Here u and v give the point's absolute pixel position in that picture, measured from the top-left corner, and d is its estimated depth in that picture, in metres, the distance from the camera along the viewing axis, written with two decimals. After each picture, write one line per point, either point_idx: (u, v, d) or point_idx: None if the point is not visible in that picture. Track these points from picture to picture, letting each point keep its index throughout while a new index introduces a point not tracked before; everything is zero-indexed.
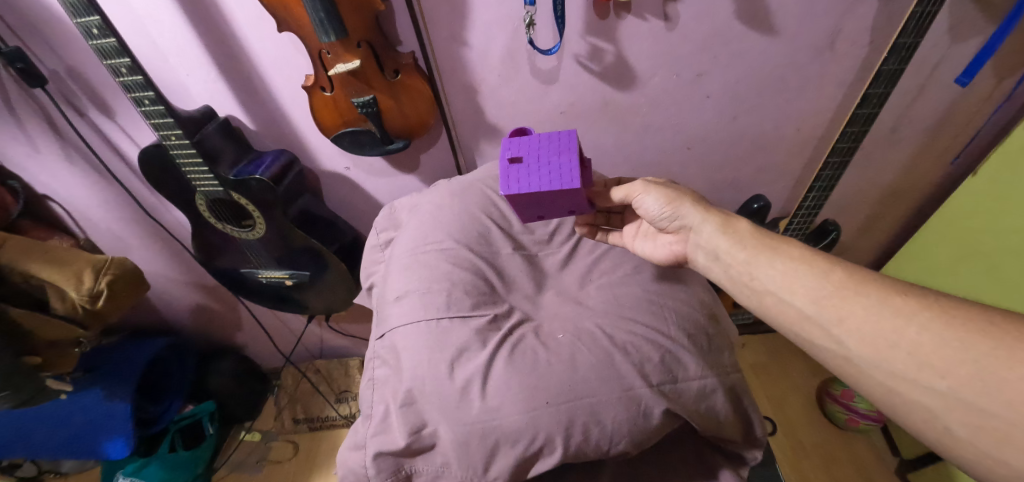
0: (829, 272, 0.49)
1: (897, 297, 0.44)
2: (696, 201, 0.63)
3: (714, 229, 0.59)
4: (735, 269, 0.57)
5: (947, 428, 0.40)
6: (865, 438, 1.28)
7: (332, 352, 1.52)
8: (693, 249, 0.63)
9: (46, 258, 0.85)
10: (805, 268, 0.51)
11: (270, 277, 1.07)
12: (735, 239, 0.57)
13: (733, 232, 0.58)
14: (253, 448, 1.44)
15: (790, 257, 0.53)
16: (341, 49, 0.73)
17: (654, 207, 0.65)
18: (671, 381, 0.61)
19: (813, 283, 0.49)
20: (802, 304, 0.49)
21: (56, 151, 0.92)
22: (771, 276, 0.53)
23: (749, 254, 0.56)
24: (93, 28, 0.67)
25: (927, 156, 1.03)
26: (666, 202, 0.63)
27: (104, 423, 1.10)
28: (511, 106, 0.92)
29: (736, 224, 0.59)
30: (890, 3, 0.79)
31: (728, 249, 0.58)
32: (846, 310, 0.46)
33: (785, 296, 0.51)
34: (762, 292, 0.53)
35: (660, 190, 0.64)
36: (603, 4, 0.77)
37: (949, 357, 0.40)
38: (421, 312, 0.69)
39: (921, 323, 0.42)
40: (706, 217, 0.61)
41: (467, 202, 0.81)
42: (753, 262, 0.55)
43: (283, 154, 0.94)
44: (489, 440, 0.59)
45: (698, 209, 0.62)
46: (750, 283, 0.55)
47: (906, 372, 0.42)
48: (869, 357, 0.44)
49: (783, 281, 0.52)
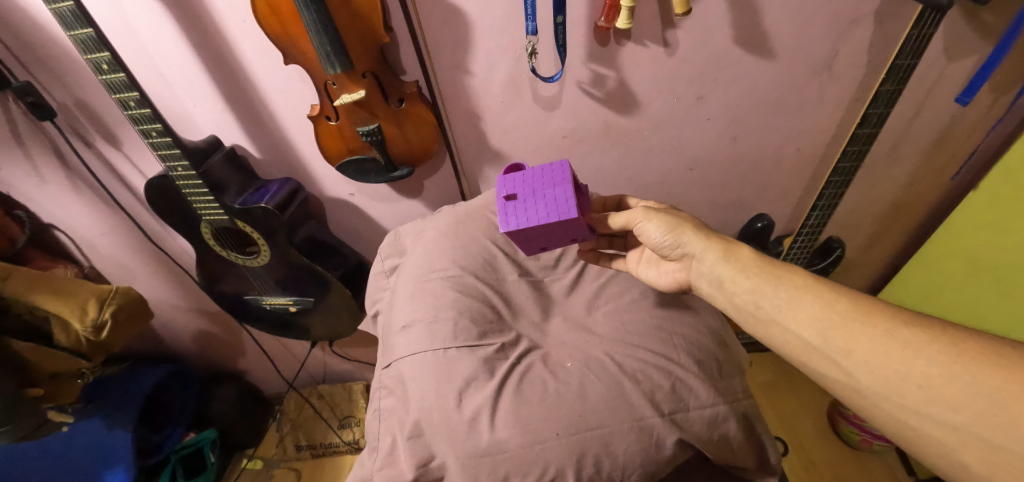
0: (834, 301, 0.49)
1: (904, 329, 0.44)
2: (697, 228, 0.62)
3: (716, 257, 0.58)
4: (739, 298, 0.56)
5: (962, 463, 0.39)
6: (879, 459, 1.25)
7: (336, 378, 1.51)
8: (696, 277, 0.61)
9: (51, 290, 0.85)
10: (809, 297, 0.51)
11: (275, 303, 1.07)
12: (738, 267, 0.56)
13: (736, 260, 0.57)
14: (254, 476, 1.41)
15: (794, 286, 0.52)
16: (346, 80, 0.74)
17: (656, 235, 0.63)
18: (683, 410, 0.60)
19: (820, 313, 0.49)
20: (810, 336, 0.49)
21: (63, 182, 0.93)
22: (776, 305, 0.52)
23: (753, 282, 0.55)
24: (103, 63, 0.68)
25: (929, 173, 1.03)
26: (668, 230, 0.62)
27: (102, 456, 1.08)
28: (514, 131, 0.93)
29: (738, 251, 0.58)
30: (886, 26, 0.81)
31: (730, 278, 0.57)
32: (853, 341, 0.46)
33: (792, 326, 0.50)
34: (768, 322, 0.53)
35: (661, 217, 0.63)
36: (604, 32, 0.79)
37: (961, 391, 0.39)
38: (428, 342, 0.68)
39: (931, 355, 0.41)
40: (708, 244, 0.59)
41: (472, 230, 0.81)
42: (759, 290, 0.54)
43: (288, 182, 0.95)
44: (499, 474, 0.57)
45: (700, 236, 0.60)
46: (755, 312, 0.54)
47: (918, 405, 0.41)
48: (880, 389, 0.43)
49: (789, 311, 0.51)
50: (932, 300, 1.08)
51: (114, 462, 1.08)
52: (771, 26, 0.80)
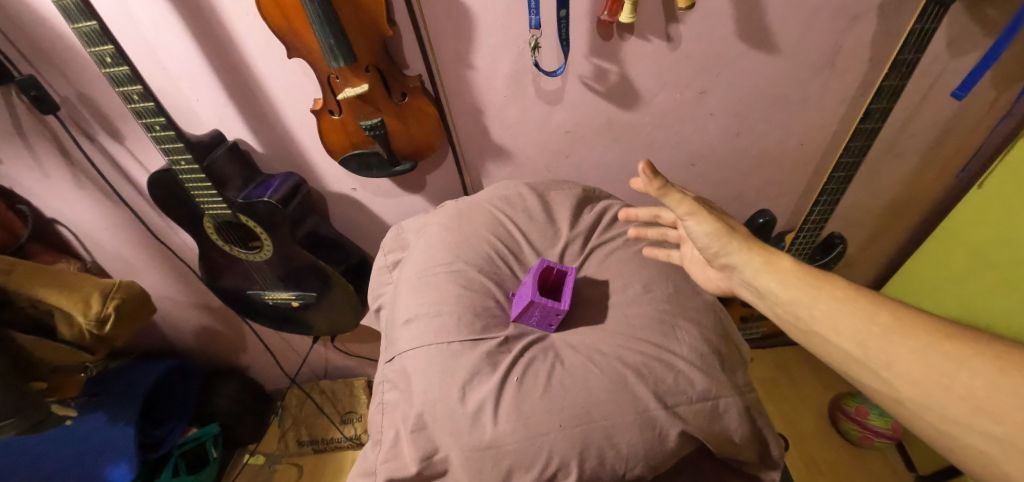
0: (874, 312, 0.46)
1: (946, 344, 0.42)
2: (742, 237, 0.56)
3: (759, 269, 0.53)
4: (782, 309, 0.51)
5: (1004, 475, 0.37)
6: (880, 455, 1.26)
7: (338, 373, 1.52)
8: (739, 286, 0.58)
9: (53, 284, 0.85)
10: (849, 308, 0.47)
11: (277, 298, 1.07)
12: (781, 280, 0.51)
13: (778, 272, 0.52)
14: (256, 471, 1.42)
15: (835, 297, 0.48)
16: (350, 74, 0.74)
17: (702, 237, 0.58)
18: (687, 402, 0.60)
19: (861, 326, 0.45)
20: (848, 346, 0.46)
21: (66, 176, 0.93)
22: (814, 316, 0.48)
23: (792, 293, 0.50)
24: (107, 57, 0.67)
25: (932, 169, 1.03)
26: (715, 236, 0.57)
27: (104, 449, 1.08)
28: (516, 126, 0.93)
29: (781, 262, 0.53)
30: (889, 21, 0.80)
31: (775, 289, 0.52)
32: (893, 353, 0.43)
33: (831, 337, 0.47)
34: (809, 333, 0.49)
35: (711, 220, 0.57)
36: (607, 26, 0.79)
37: (1005, 403, 0.37)
38: (431, 335, 0.68)
39: (975, 368, 0.39)
40: (750, 255, 0.55)
41: (476, 224, 0.82)
42: (798, 302, 0.49)
43: (291, 177, 0.95)
44: (503, 466, 0.58)
45: (743, 246, 0.55)
46: (796, 323, 0.50)
47: (958, 416, 0.39)
48: (920, 400, 0.41)
49: (829, 323, 0.47)
50: (933, 298, 1.08)
51: (117, 456, 1.08)
52: (774, 21, 0.80)
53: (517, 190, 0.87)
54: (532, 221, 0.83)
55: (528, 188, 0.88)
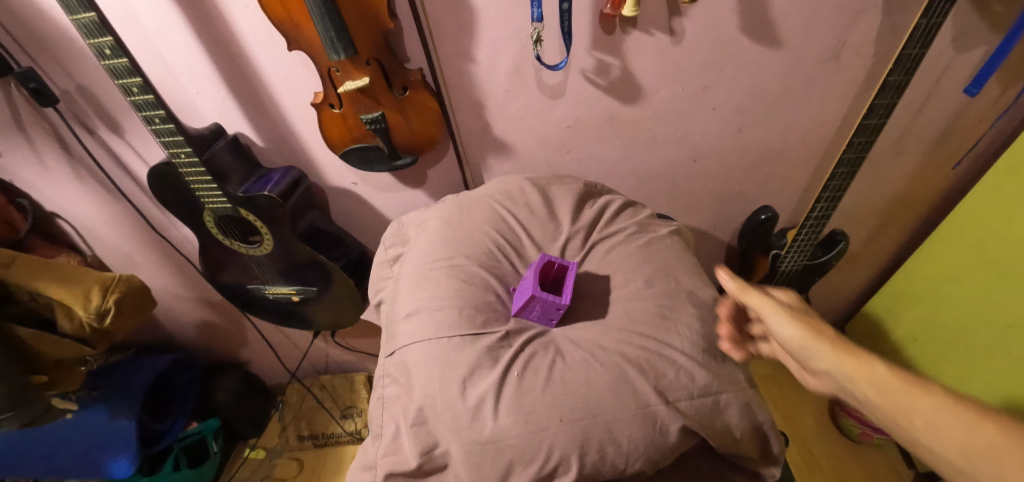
0: (977, 421, 0.43)
1: None
2: (833, 339, 0.55)
3: (850, 375, 0.52)
4: (881, 415, 0.49)
5: None
6: (880, 452, 1.26)
7: (338, 368, 1.52)
8: (840, 392, 0.55)
9: (55, 277, 0.85)
10: (948, 416, 0.45)
11: (277, 293, 1.07)
12: (873, 386, 0.50)
13: (870, 378, 0.50)
14: (257, 465, 1.43)
15: (930, 402, 0.46)
16: (350, 66, 0.73)
17: (787, 337, 0.58)
18: (688, 398, 0.60)
19: (961, 435, 0.43)
20: (951, 456, 0.44)
21: (66, 170, 0.92)
22: (911, 424, 0.47)
23: (887, 401, 0.48)
24: (106, 48, 0.67)
25: (935, 165, 1.03)
26: (801, 337, 0.57)
27: (105, 443, 1.08)
28: (518, 120, 0.93)
29: (872, 367, 0.51)
30: (895, 16, 0.80)
31: (867, 396, 0.50)
32: (1000, 465, 0.41)
33: (933, 448, 0.45)
34: (911, 441, 0.47)
35: (793, 321, 0.58)
36: (610, 19, 0.78)
37: None
38: (431, 330, 0.68)
39: None
40: (840, 359, 0.53)
41: (477, 218, 0.81)
42: (894, 410, 0.48)
43: (291, 171, 0.94)
44: (504, 460, 0.58)
45: (831, 350, 0.54)
46: (898, 430, 0.48)
47: None
48: None
49: (929, 433, 0.45)
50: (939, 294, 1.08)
51: (119, 449, 1.08)
52: (778, 15, 0.79)
53: (517, 185, 0.88)
54: (533, 215, 0.83)
55: (529, 183, 0.88)
